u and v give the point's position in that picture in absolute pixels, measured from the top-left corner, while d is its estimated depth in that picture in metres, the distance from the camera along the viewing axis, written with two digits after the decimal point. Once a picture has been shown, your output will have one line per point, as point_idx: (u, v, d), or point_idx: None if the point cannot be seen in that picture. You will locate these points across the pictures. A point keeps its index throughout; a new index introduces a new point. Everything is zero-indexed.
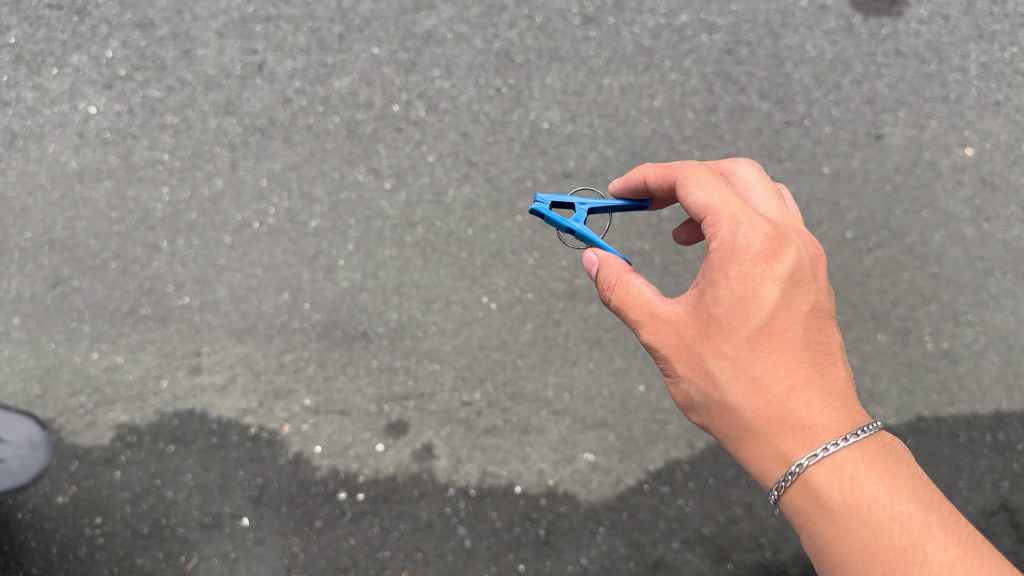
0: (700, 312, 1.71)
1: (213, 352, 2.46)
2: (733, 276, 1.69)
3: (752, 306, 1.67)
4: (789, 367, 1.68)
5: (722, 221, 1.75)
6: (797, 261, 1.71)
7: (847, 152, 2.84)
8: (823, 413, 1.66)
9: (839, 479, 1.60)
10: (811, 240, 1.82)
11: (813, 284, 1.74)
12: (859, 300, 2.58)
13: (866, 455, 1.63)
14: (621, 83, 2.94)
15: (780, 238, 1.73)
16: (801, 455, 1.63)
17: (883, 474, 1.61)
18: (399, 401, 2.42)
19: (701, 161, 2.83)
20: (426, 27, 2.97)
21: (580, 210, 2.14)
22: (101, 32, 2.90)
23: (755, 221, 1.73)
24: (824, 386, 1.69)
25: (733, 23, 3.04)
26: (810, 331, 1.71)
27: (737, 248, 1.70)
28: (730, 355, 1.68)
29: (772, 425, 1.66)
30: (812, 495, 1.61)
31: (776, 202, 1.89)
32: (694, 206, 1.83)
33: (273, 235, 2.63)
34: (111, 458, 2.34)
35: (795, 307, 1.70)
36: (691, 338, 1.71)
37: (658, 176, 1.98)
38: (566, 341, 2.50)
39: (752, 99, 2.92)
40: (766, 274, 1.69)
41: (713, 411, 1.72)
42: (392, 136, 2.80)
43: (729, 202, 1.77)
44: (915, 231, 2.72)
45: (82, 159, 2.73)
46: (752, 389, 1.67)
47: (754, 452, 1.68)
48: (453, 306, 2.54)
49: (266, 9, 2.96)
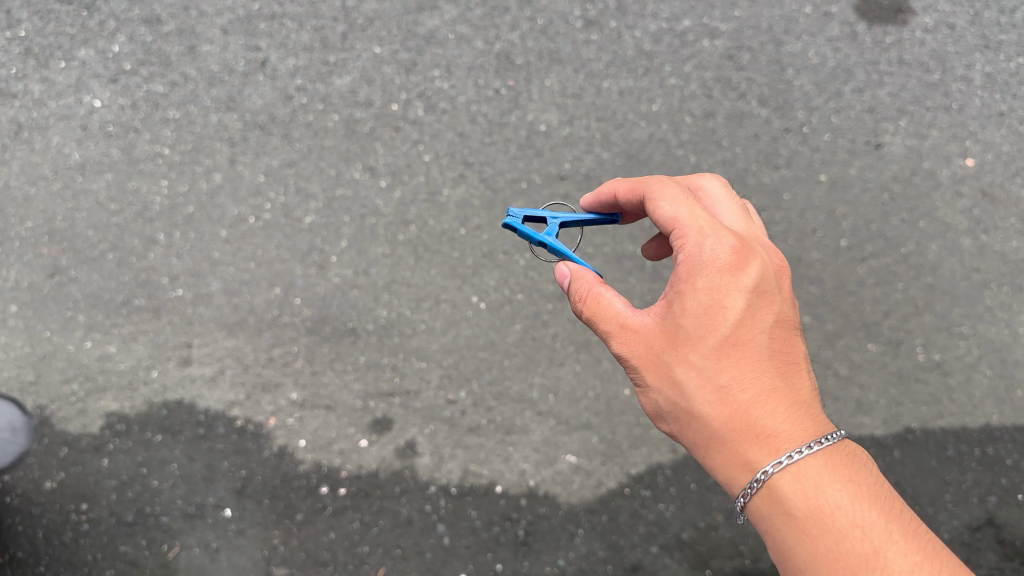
0: (668, 323, 1.72)
1: (203, 344, 2.49)
2: (700, 287, 1.70)
3: (719, 316, 1.69)
4: (756, 376, 1.69)
5: (689, 234, 1.76)
6: (761, 273, 1.74)
7: (845, 160, 2.82)
8: (787, 421, 1.67)
9: (803, 486, 1.60)
10: (775, 253, 1.85)
11: (777, 295, 1.76)
12: (851, 310, 2.55)
13: (830, 463, 1.63)
14: (620, 86, 2.95)
15: (746, 250, 1.75)
16: (766, 462, 1.63)
17: (846, 482, 1.60)
18: (384, 398, 2.43)
19: (696, 166, 2.81)
20: (429, 27, 3.03)
21: (552, 224, 2.15)
22: (109, 27, 2.99)
23: (721, 234, 1.76)
24: (788, 395, 1.70)
25: (736, 28, 3.05)
26: (774, 341, 1.73)
27: (704, 260, 1.72)
28: (698, 364, 1.68)
29: (737, 433, 1.66)
30: (777, 502, 1.60)
31: (741, 216, 1.92)
32: (662, 219, 1.85)
33: (268, 230, 2.66)
34: (100, 445, 2.36)
35: (760, 317, 1.72)
36: (660, 347, 1.72)
37: (628, 191, 1.99)
38: (553, 343, 2.51)
39: (752, 104, 2.91)
40: (731, 285, 1.71)
41: (681, 419, 1.72)
42: (389, 135, 2.84)
43: (696, 216, 1.79)
44: (911, 241, 2.68)
45: (85, 151, 2.79)
46: (719, 398, 1.68)
47: (721, 460, 1.68)
48: (442, 305, 2.56)
49: (271, 7, 3.04)
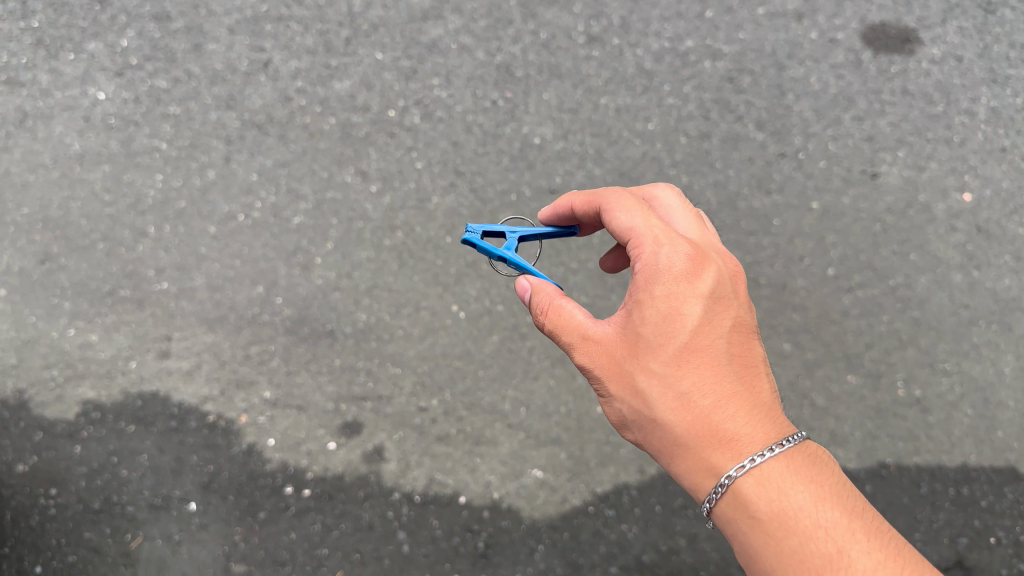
0: (628, 332, 1.70)
1: (183, 338, 2.51)
2: (657, 295, 1.69)
3: (677, 323, 1.68)
4: (715, 381, 1.68)
5: (645, 243, 1.77)
6: (717, 279, 1.73)
7: (839, 188, 2.79)
8: (748, 425, 1.65)
9: (766, 489, 1.58)
10: (730, 259, 1.86)
11: (733, 300, 1.75)
12: (832, 340, 2.52)
13: (792, 465, 1.62)
14: (618, 103, 2.95)
15: (701, 257, 1.75)
16: (730, 466, 1.61)
17: (808, 483, 1.59)
18: (356, 402, 2.44)
19: (688, 186, 2.79)
20: (432, 36, 3.06)
21: (511, 238, 2.20)
22: (120, 22, 3.05)
23: (676, 242, 1.76)
24: (748, 399, 1.69)
25: (738, 51, 3.05)
26: (733, 346, 1.72)
27: (660, 268, 1.72)
28: (658, 372, 1.66)
29: (700, 440, 1.64)
30: (742, 506, 1.58)
31: (696, 223, 1.96)
32: (619, 231, 1.85)
33: (256, 228, 2.69)
34: (74, 432, 2.38)
35: (718, 323, 1.71)
36: (621, 357, 1.69)
37: (585, 203, 2.02)
38: (529, 356, 2.50)
39: (748, 128, 2.89)
40: (688, 292, 1.70)
41: (644, 428, 1.69)
42: (384, 140, 2.86)
43: (652, 226, 1.79)
44: (900, 273, 2.64)
45: (85, 142, 2.84)
46: (681, 404, 1.65)
47: (685, 467, 1.65)
48: (422, 312, 2.57)
49: (279, 9, 3.09)
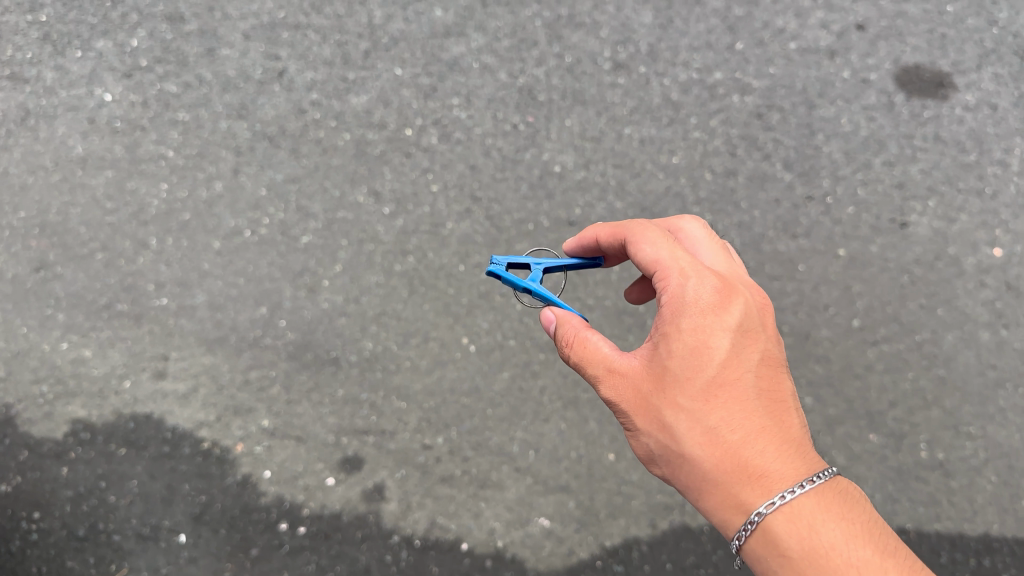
0: (654, 365, 1.63)
1: (180, 358, 2.41)
2: (684, 328, 1.62)
3: (704, 357, 1.60)
4: (744, 416, 1.60)
5: (671, 276, 1.70)
6: (745, 312, 1.66)
7: (867, 236, 2.69)
8: (778, 460, 1.58)
9: (797, 526, 1.51)
10: (757, 291, 1.79)
11: (761, 333, 1.68)
12: (855, 396, 2.43)
13: (823, 501, 1.55)
14: (642, 134, 2.86)
15: (728, 290, 1.68)
16: (759, 503, 1.54)
17: (839, 520, 1.53)
18: (358, 435, 2.34)
19: (711, 225, 2.70)
20: (453, 53, 2.97)
21: (536, 270, 2.14)
22: (131, 20, 2.94)
23: (703, 275, 1.69)
24: (779, 434, 1.61)
25: (769, 86, 2.96)
26: (762, 379, 1.65)
27: (687, 301, 1.64)
28: (686, 406, 1.59)
29: (729, 476, 1.57)
30: (772, 544, 1.51)
31: (724, 255, 1.89)
32: (645, 263, 1.79)
33: (262, 245, 2.59)
34: (61, 452, 2.28)
35: (745, 356, 1.64)
36: (647, 391, 1.62)
37: (609, 236, 1.96)
38: (541, 396, 2.39)
39: (776, 167, 2.80)
40: (716, 325, 1.62)
41: (671, 463, 1.62)
42: (399, 160, 2.77)
43: (677, 258, 1.72)
44: (927, 328, 2.55)
45: (88, 145, 2.74)
46: (709, 439, 1.58)
47: (714, 503, 1.58)
48: (430, 343, 2.47)
49: (297, 17, 2.99)
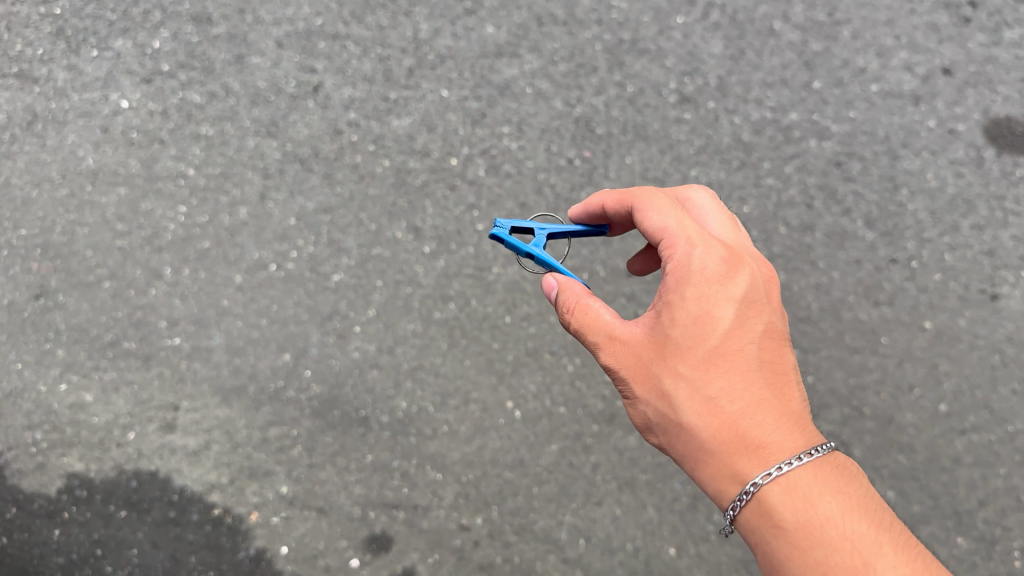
0: (656, 333, 1.55)
1: (192, 408, 2.16)
2: (688, 296, 1.54)
3: (707, 326, 1.53)
4: (744, 387, 1.53)
5: (677, 243, 1.60)
6: (751, 282, 1.58)
7: (955, 308, 2.44)
8: (778, 432, 1.50)
9: (793, 497, 1.43)
10: (764, 263, 1.70)
11: (767, 305, 1.60)
12: (942, 492, 2.20)
13: (821, 473, 1.46)
14: (710, 177, 2.61)
15: (735, 260, 1.59)
16: (755, 473, 1.47)
17: (837, 493, 1.44)
18: (386, 510, 2.10)
19: (785, 286, 2.44)
20: (505, 76, 2.70)
21: (539, 235, 1.96)
22: (154, 18, 2.67)
23: (711, 243, 1.60)
24: (779, 406, 1.54)
25: (848, 131, 2.71)
26: (764, 352, 1.57)
27: (692, 270, 1.56)
28: (685, 375, 1.52)
29: (727, 446, 1.49)
30: (766, 515, 1.43)
31: (733, 227, 1.79)
32: (650, 230, 1.69)
33: (289, 282, 2.33)
34: (53, 512, 2.05)
35: (749, 327, 1.56)
36: (647, 358, 1.55)
37: (617, 202, 1.81)
38: (593, 475, 2.14)
39: (856, 224, 2.56)
40: (720, 295, 1.55)
41: (668, 432, 1.55)
42: (442, 193, 2.50)
43: (685, 226, 1.62)
44: (1020, 417, 2.31)
45: (100, 157, 2.47)
46: (707, 408, 1.51)
47: (709, 473, 1.51)
48: (471, 405, 2.21)
49: (336, 25, 2.71)
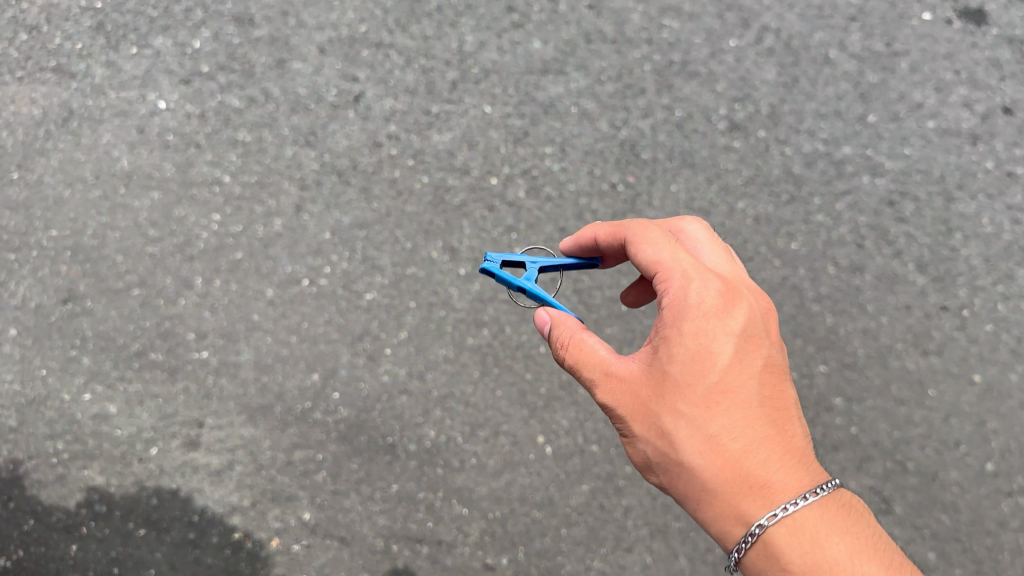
0: (654, 369, 1.48)
1: (217, 426, 2.12)
2: (686, 331, 1.47)
3: (706, 362, 1.46)
4: (746, 425, 1.46)
5: (672, 276, 1.54)
6: (750, 316, 1.51)
7: (1006, 361, 2.35)
8: (782, 471, 1.45)
9: (801, 539, 1.39)
10: (762, 295, 1.63)
11: (767, 338, 1.54)
12: (985, 556, 2.14)
13: (827, 514, 1.42)
14: (758, 211, 2.52)
15: (733, 292, 1.53)
16: (761, 514, 1.41)
17: (844, 534, 1.41)
18: (410, 544, 2.06)
19: (832, 329, 2.37)
20: (550, 94, 2.62)
21: (531, 268, 1.90)
22: (195, 17, 2.61)
23: (707, 276, 1.53)
24: (782, 443, 1.48)
25: (903, 169, 2.61)
26: (766, 387, 1.50)
27: (689, 303, 1.49)
28: (685, 413, 1.44)
29: (730, 488, 1.43)
30: (773, 558, 1.38)
31: (730, 256, 1.72)
32: (644, 264, 1.62)
33: (321, 299, 2.27)
34: (71, 526, 2.02)
35: (750, 362, 1.49)
36: (645, 396, 1.47)
37: (608, 234, 1.78)
38: (624, 519, 2.09)
39: (907, 267, 2.47)
40: (719, 329, 1.48)
41: (669, 472, 1.47)
42: (481, 214, 2.44)
43: (679, 258, 1.56)
44: None
45: (135, 158, 2.43)
46: (709, 447, 1.44)
47: (713, 515, 1.44)
48: (501, 438, 2.15)
49: (379, 33, 2.64)
